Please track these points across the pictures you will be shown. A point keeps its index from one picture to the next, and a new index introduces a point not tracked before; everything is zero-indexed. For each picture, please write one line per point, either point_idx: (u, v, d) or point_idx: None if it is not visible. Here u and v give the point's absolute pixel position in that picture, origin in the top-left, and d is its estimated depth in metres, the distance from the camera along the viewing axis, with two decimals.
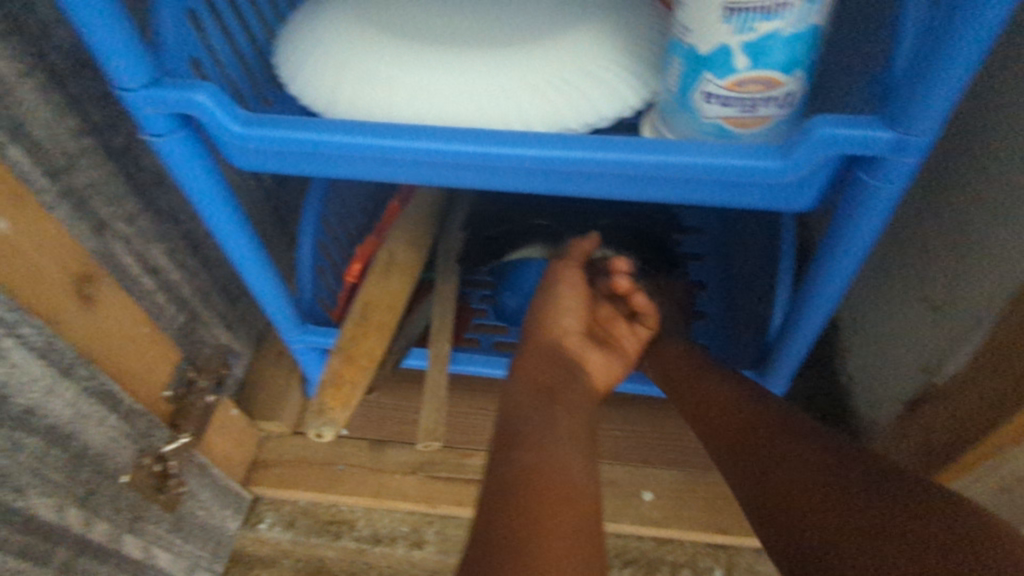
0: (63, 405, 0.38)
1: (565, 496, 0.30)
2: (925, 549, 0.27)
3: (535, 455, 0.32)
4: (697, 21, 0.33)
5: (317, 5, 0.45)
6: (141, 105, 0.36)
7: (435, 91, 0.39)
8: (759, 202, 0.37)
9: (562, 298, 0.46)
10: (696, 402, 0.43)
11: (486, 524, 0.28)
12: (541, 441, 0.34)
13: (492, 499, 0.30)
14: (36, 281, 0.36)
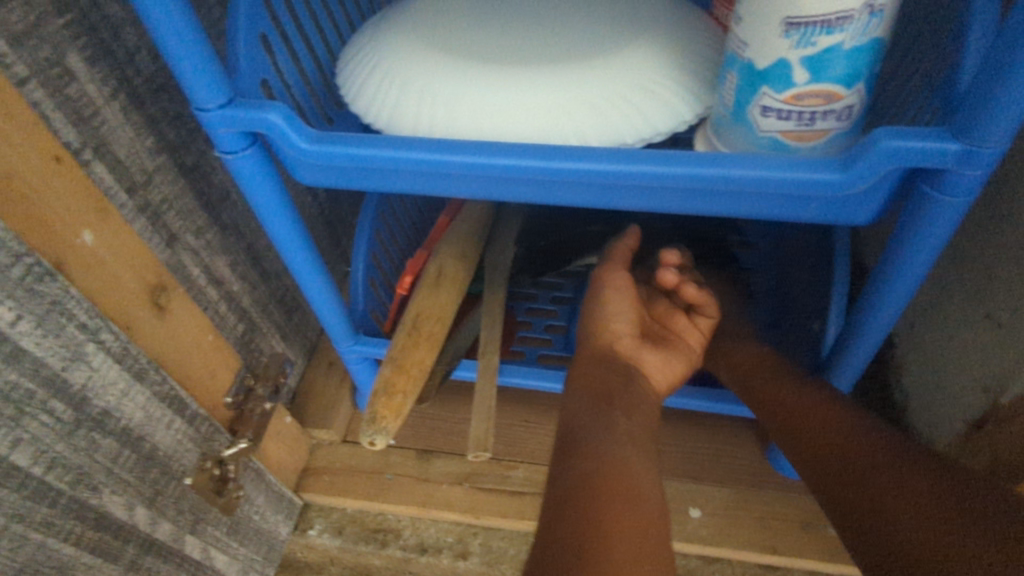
0: (136, 408, 0.40)
1: (621, 501, 0.33)
2: (971, 530, 0.30)
3: (592, 460, 0.36)
4: (755, 36, 0.34)
5: (378, 27, 0.46)
6: (216, 124, 0.38)
7: (493, 107, 0.40)
8: (818, 216, 0.37)
9: (610, 302, 0.46)
10: (780, 400, 0.46)
11: (551, 523, 0.32)
12: (598, 445, 0.37)
13: (553, 507, 0.33)
14: (116, 290, 0.38)
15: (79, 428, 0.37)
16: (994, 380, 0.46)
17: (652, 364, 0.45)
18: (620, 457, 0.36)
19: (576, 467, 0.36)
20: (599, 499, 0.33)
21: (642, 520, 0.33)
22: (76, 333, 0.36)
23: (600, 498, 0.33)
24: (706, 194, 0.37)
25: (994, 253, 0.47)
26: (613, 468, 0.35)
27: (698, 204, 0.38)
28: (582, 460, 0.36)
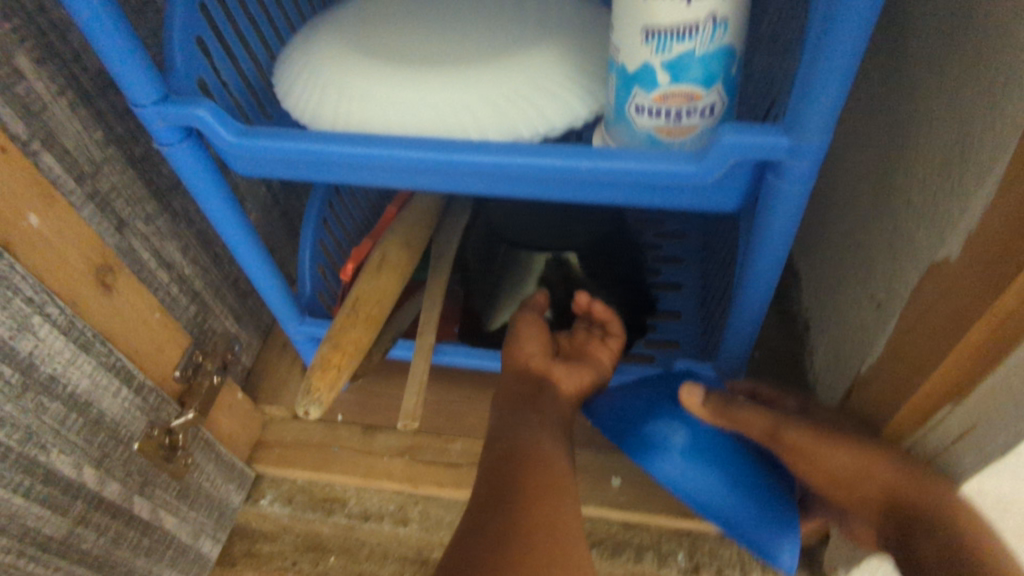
0: (81, 376, 0.45)
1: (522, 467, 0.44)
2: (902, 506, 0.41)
3: (511, 440, 0.45)
4: (623, 42, 0.38)
5: (310, 33, 0.51)
6: (151, 119, 0.42)
7: (406, 105, 0.45)
8: (688, 202, 0.41)
9: (523, 333, 0.55)
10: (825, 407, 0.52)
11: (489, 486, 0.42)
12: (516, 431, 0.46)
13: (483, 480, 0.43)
14: (62, 269, 0.42)
15: (28, 391, 0.41)
16: (867, 350, 0.50)
17: (560, 372, 0.51)
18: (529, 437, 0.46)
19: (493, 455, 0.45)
20: (515, 466, 0.43)
21: (549, 472, 0.43)
22: (22, 305, 0.40)
23: (521, 461, 0.43)
24: (588, 183, 0.42)
25: (874, 239, 0.51)
26: (528, 452, 0.44)
27: (583, 194, 0.43)
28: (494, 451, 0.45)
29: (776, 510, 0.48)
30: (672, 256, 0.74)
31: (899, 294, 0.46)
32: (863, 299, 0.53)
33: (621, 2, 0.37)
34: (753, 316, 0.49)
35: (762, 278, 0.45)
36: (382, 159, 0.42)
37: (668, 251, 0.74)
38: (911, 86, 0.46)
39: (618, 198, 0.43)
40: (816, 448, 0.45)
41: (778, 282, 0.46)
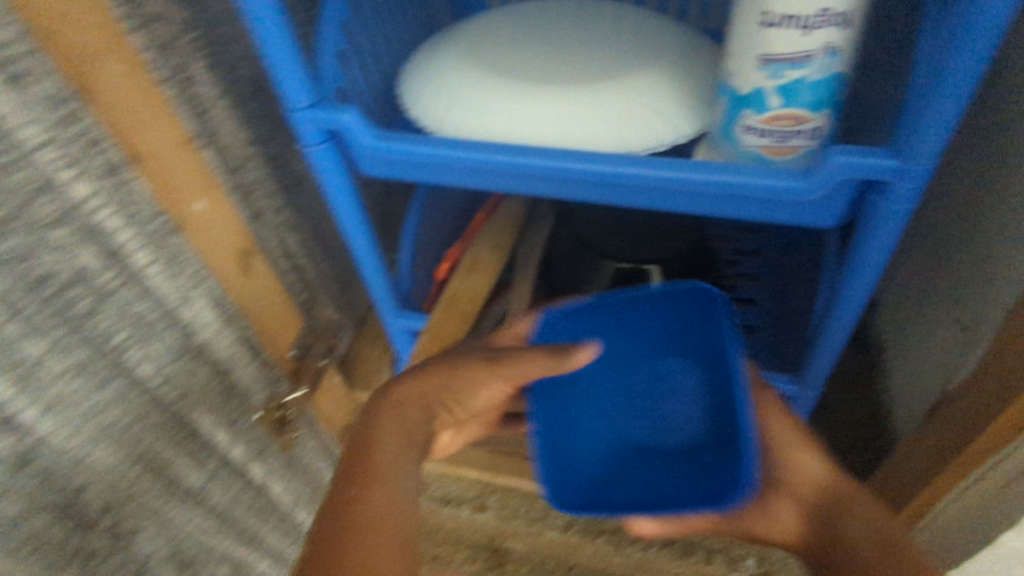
0: (222, 345, 0.50)
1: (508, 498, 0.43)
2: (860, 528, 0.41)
3: (393, 408, 0.53)
4: (738, 68, 0.41)
5: (433, 49, 0.56)
6: (303, 122, 0.47)
7: (527, 118, 0.49)
8: (789, 216, 0.44)
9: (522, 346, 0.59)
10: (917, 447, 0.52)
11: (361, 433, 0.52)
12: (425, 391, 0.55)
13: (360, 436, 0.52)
14: (216, 249, 0.48)
15: (184, 356, 0.46)
16: (951, 371, 0.52)
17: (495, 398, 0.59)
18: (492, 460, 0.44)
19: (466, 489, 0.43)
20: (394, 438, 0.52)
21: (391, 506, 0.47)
22: (187, 278, 0.45)
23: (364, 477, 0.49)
24: (694, 194, 0.45)
25: (964, 265, 0.53)
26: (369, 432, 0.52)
27: (687, 204, 0.46)
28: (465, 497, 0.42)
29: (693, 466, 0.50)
30: (751, 273, 0.74)
31: (989, 317, 0.48)
32: (950, 322, 0.54)
33: (740, 31, 0.40)
34: (838, 334, 0.51)
35: (852, 296, 0.47)
36: (506, 165, 0.47)
37: (745, 267, 0.76)
38: (1011, 117, 0.48)
39: (721, 210, 0.46)
40: (796, 449, 0.46)
41: (871, 298, 0.48)
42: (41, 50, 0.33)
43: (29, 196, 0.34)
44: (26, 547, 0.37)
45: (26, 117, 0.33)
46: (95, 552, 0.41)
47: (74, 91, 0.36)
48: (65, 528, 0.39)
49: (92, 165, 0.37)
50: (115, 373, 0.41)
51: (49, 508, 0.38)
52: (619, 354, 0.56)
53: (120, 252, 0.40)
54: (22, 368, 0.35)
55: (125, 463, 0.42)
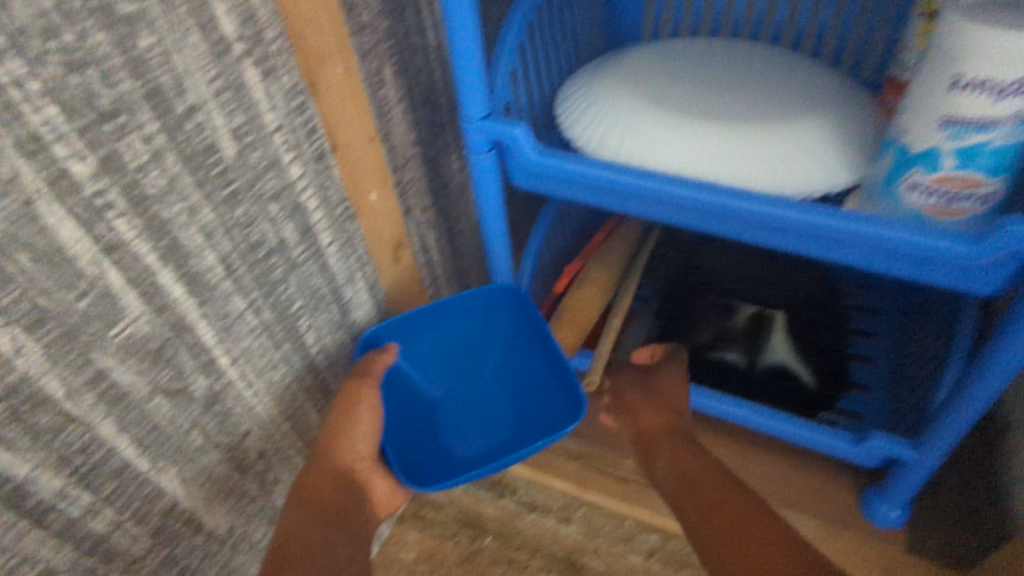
0: (366, 326, 0.55)
1: (339, 491, 0.45)
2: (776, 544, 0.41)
3: (330, 458, 0.46)
4: (914, 126, 0.42)
5: (595, 80, 0.60)
6: (474, 131, 0.52)
7: (681, 150, 0.52)
8: (943, 279, 0.45)
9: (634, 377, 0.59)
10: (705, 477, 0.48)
11: (319, 481, 0.45)
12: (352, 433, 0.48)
13: (317, 486, 0.44)
14: (378, 237, 0.53)
15: (339, 330, 0.51)
16: None
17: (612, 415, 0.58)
18: (347, 450, 0.47)
19: (325, 478, 0.45)
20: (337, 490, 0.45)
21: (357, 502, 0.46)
22: (353, 261, 0.50)
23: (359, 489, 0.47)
24: (846, 243, 0.46)
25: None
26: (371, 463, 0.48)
27: (836, 252, 0.47)
28: (317, 480, 0.45)
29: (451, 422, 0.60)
30: (867, 328, 0.74)
31: None
32: None
33: (923, 91, 0.41)
34: (967, 416, 0.50)
35: (995, 373, 0.46)
36: (659, 192, 0.49)
37: (862, 322, 0.75)
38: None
39: (870, 262, 0.46)
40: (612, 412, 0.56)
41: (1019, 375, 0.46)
42: (292, 49, 0.39)
43: (260, 173, 0.39)
44: (200, 477, 0.41)
45: (272, 104, 0.38)
46: (245, 493, 0.45)
47: (307, 86, 0.41)
48: (227, 468, 0.43)
49: (307, 152, 0.42)
50: (288, 336, 0.45)
51: (220, 446, 0.42)
52: (465, 336, 0.64)
53: (312, 231, 0.45)
54: (227, 320, 0.39)
55: (279, 418, 0.46)
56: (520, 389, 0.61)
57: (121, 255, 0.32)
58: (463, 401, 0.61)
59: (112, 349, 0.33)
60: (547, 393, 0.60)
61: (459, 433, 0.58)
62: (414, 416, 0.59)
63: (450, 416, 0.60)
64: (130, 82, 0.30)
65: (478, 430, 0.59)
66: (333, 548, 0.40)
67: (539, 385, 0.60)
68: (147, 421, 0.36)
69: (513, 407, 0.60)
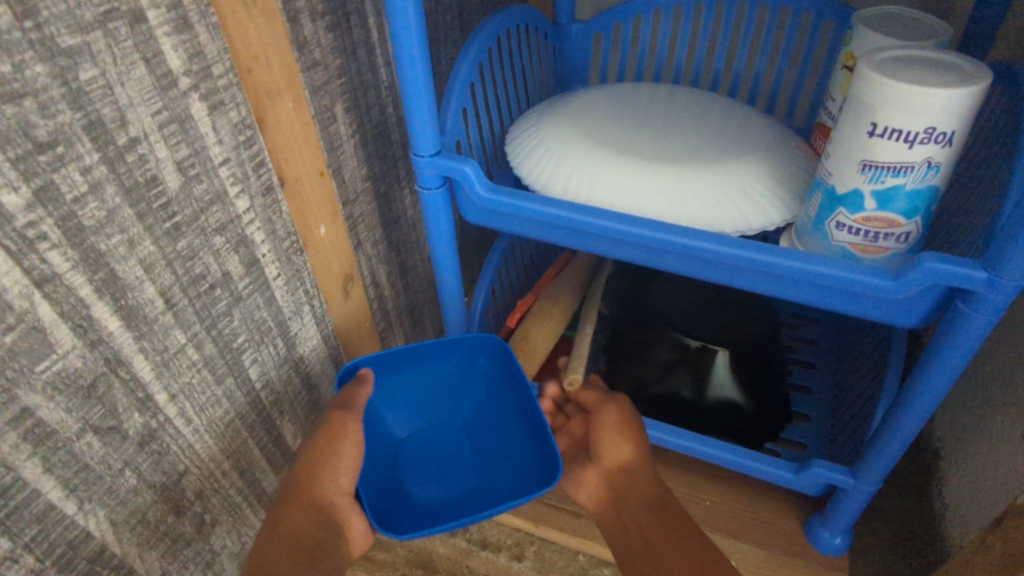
0: (315, 360, 0.54)
1: (316, 526, 0.45)
2: None
3: (310, 495, 0.46)
4: (838, 169, 0.45)
5: (543, 120, 0.62)
6: (424, 167, 0.52)
7: (626, 188, 0.54)
8: (872, 313, 0.47)
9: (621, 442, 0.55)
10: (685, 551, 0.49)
11: (296, 517, 0.45)
12: (333, 469, 0.47)
13: (293, 521, 0.44)
14: (327, 271, 0.52)
15: (287, 364, 0.50)
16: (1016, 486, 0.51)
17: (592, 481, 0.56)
18: (329, 485, 0.47)
19: (303, 509, 0.45)
20: (313, 527, 0.45)
21: (333, 540, 0.46)
22: (300, 295, 0.50)
23: (336, 525, 0.47)
24: (779, 279, 0.48)
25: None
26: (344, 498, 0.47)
27: (773, 288, 0.49)
28: (296, 514, 0.45)
29: (417, 466, 0.61)
30: (807, 360, 0.77)
31: None
32: (1014, 437, 0.54)
33: (845, 138, 0.44)
34: (897, 444, 0.52)
35: (922, 400, 0.48)
36: (606, 231, 0.51)
37: (802, 355, 0.78)
38: None
39: (805, 297, 0.49)
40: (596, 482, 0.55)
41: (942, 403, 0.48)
42: (240, 84, 0.39)
43: (205, 206, 0.39)
44: (131, 520, 0.39)
45: (219, 138, 0.38)
46: (181, 536, 0.43)
47: (255, 120, 0.41)
48: (162, 509, 0.41)
49: (254, 185, 0.42)
50: (230, 371, 0.44)
51: (155, 486, 0.40)
52: (444, 379, 0.63)
53: (258, 264, 0.44)
54: (166, 354, 0.38)
55: (220, 457, 0.45)
56: (486, 443, 0.61)
57: (53, 288, 0.31)
58: (433, 443, 0.62)
59: (39, 386, 0.31)
60: (514, 456, 0.59)
61: (422, 479, 0.60)
62: (382, 455, 0.60)
63: (416, 456, 0.61)
64: (69, 113, 0.30)
65: (441, 476, 0.60)
66: None
67: (505, 445, 0.60)
68: (75, 461, 0.34)
69: (479, 459, 0.61)
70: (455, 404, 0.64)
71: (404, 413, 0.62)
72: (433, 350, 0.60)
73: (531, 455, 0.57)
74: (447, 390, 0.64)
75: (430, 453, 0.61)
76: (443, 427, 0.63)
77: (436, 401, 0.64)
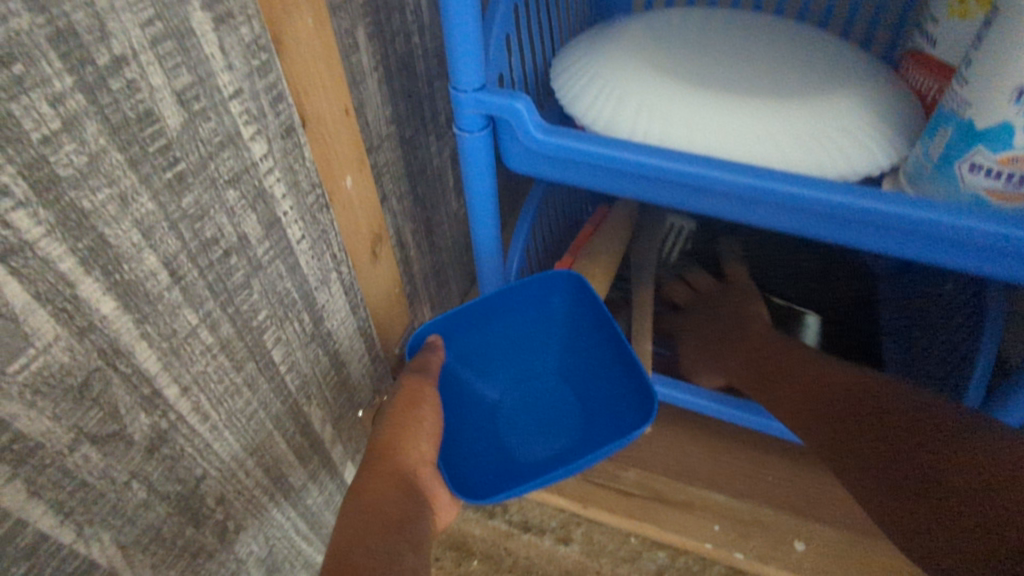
0: (344, 336, 0.47)
1: (400, 498, 0.41)
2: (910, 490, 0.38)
3: (391, 467, 0.43)
4: (983, 99, 0.37)
5: (594, 49, 0.53)
6: (467, 104, 0.44)
7: (707, 127, 0.46)
8: (1006, 272, 0.40)
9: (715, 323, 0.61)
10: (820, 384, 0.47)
11: (380, 494, 0.41)
12: (409, 445, 0.44)
13: (373, 495, 0.41)
14: (354, 231, 0.44)
15: (315, 342, 0.43)
16: None
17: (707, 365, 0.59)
18: (412, 451, 0.44)
19: (385, 483, 0.42)
20: (397, 503, 0.41)
21: (422, 521, 0.41)
22: (327, 260, 0.42)
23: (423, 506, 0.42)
24: (894, 231, 0.41)
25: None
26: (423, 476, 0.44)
27: (884, 242, 0.42)
28: (377, 484, 0.41)
29: (515, 423, 0.55)
30: None
31: None
32: None
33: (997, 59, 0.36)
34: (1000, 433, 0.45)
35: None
36: (684, 177, 0.43)
37: None
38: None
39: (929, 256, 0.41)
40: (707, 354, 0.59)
41: None
42: None
43: (214, 151, 0.30)
44: (143, 540, 0.32)
45: (228, 62, 0.30)
46: (203, 549, 0.37)
47: (271, 41, 0.32)
48: (178, 523, 0.34)
49: (272, 126, 0.34)
50: (252, 355, 0.37)
51: (169, 497, 0.33)
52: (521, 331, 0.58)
53: (279, 225, 0.36)
54: (175, 339, 0.31)
55: (243, 455, 0.38)
56: (583, 383, 0.56)
57: (23, 262, 0.23)
58: (525, 398, 0.56)
59: (15, 392, 0.24)
60: (613, 389, 0.54)
61: (524, 436, 0.54)
62: (473, 421, 0.54)
63: (512, 416, 0.55)
64: (28, 18, 0.21)
65: (545, 433, 0.54)
66: (394, 561, 0.36)
67: (603, 381, 0.55)
68: (69, 479, 0.27)
69: (579, 403, 0.55)
70: (536, 354, 0.58)
71: (484, 373, 0.57)
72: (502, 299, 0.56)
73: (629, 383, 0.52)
74: (524, 341, 0.59)
75: (524, 408, 0.56)
76: (531, 380, 0.57)
77: (518, 355, 0.58)
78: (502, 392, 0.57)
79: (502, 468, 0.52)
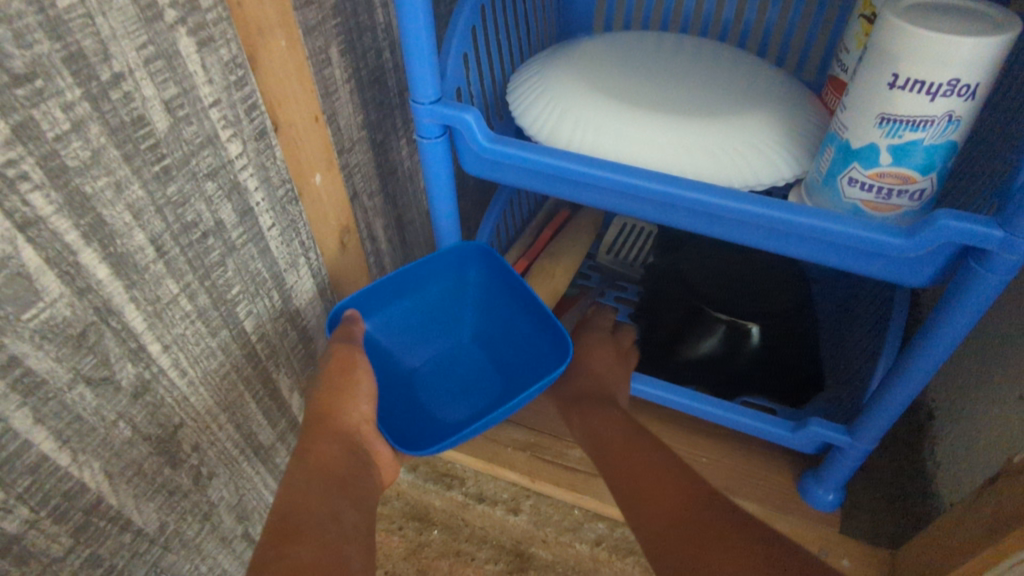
0: (311, 314, 0.53)
1: (342, 457, 0.46)
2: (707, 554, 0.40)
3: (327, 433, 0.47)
4: (856, 123, 0.43)
5: (545, 67, 0.60)
6: (424, 115, 0.50)
7: (634, 139, 0.52)
8: (882, 272, 0.45)
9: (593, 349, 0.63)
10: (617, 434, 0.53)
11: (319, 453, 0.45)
12: (344, 408, 0.49)
13: (311, 457, 0.45)
14: (322, 221, 0.51)
15: (283, 317, 0.49)
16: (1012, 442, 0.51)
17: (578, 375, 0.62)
18: (350, 412, 0.49)
19: (329, 442, 0.47)
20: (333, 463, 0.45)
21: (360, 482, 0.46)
22: (296, 246, 0.48)
23: (357, 467, 0.47)
24: (784, 234, 0.47)
25: (1015, 348, 0.55)
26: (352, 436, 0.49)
27: (780, 243, 0.48)
28: (322, 446, 0.46)
29: (432, 385, 0.62)
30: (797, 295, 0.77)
31: None
32: (1014, 400, 0.53)
33: (863, 90, 0.42)
34: (890, 409, 0.52)
35: (908, 382, 0.49)
36: (607, 182, 0.49)
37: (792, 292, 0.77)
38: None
39: (784, 247, 0.48)
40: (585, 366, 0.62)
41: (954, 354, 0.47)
42: (231, 19, 0.37)
43: (195, 150, 0.37)
44: (127, 471, 0.38)
45: (209, 77, 0.36)
46: (178, 488, 0.43)
47: (247, 59, 0.39)
48: (158, 462, 0.40)
49: (247, 130, 0.40)
50: (225, 323, 0.43)
51: (150, 438, 0.39)
52: (440, 302, 0.64)
53: (252, 213, 0.43)
54: (159, 305, 0.37)
55: (216, 410, 0.44)
56: (497, 349, 0.63)
57: (38, 232, 0.29)
58: (442, 365, 0.63)
59: (28, 335, 0.30)
60: (528, 346, 0.61)
61: (443, 399, 0.61)
62: (394, 385, 0.61)
63: (431, 383, 0.62)
64: (47, 44, 0.27)
65: (463, 396, 0.61)
66: (337, 517, 0.41)
67: (515, 346, 0.62)
68: (68, 412, 0.33)
69: (494, 367, 0.63)
70: (451, 322, 0.65)
71: (401, 342, 0.62)
72: (414, 274, 0.61)
73: (540, 343, 0.60)
74: (445, 311, 0.64)
75: (442, 372, 0.63)
76: (449, 347, 0.64)
77: (435, 324, 0.64)
78: (418, 357, 0.63)
79: (424, 427, 0.59)
